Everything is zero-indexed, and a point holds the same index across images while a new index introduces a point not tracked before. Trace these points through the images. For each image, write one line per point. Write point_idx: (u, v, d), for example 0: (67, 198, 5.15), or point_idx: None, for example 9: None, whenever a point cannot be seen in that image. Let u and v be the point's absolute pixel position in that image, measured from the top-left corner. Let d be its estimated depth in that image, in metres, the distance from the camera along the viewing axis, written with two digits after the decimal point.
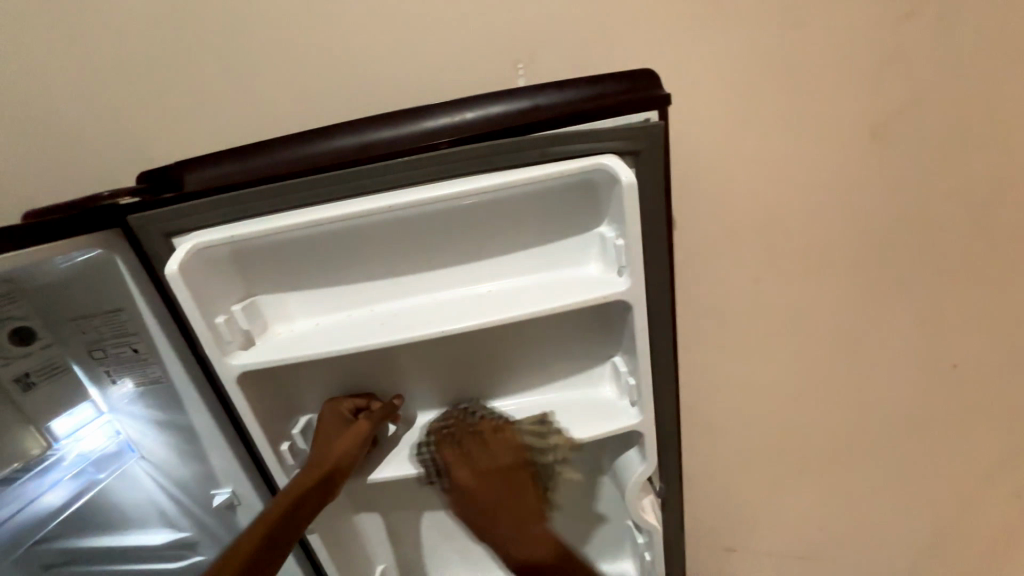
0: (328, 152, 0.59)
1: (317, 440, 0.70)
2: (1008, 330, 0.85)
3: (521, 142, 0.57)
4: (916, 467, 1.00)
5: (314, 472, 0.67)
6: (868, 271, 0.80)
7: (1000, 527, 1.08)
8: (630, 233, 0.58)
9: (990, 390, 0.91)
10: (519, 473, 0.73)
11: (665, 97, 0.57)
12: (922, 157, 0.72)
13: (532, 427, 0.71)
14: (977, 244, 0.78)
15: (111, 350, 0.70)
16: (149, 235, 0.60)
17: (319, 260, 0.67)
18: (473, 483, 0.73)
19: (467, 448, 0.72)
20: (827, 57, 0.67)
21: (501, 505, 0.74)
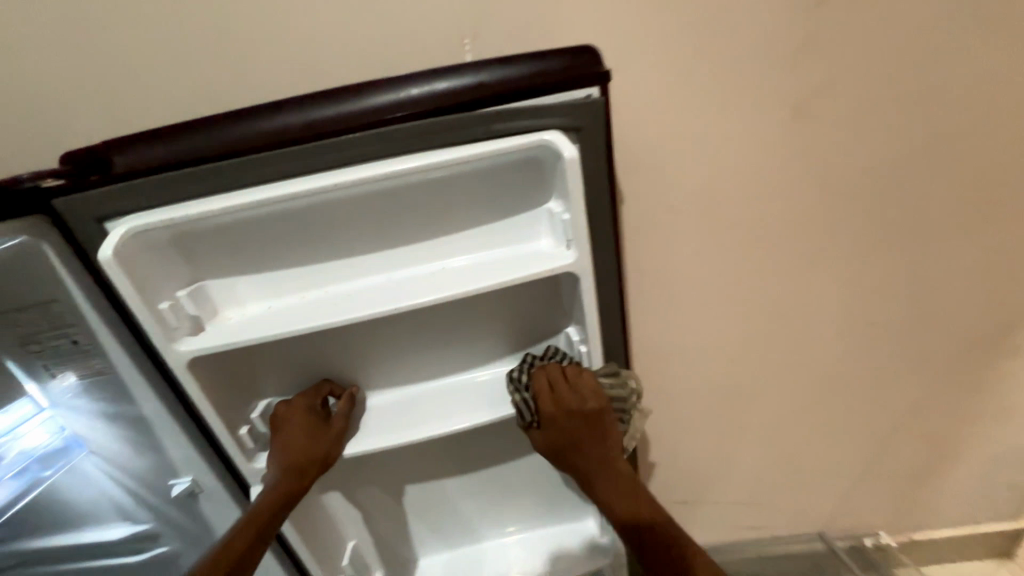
0: (268, 131, 0.58)
1: (286, 444, 0.68)
2: (921, 288, 0.95)
3: (465, 120, 0.58)
4: (844, 416, 1.11)
5: (294, 474, 0.67)
6: (797, 240, 0.87)
7: (913, 467, 1.22)
8: (575, 205, 0.61)
9: (903, 346, 1.02)
10: (604, 418, 0.70)
11: (604, 75, 0.59)
12: (843, 131, 0.78)
13: (607, 375, 0.71)
14: (894, 211, 0.86)
15: (48, 343, 0.67)
16: (79, 220, 0.57)
17: (267, 243, 0.66)
18: (558, 426, 0.69)
19: (559, 388, 0.70)
20: (758, 34, 0.70)
21: (579, 447, 0.69)
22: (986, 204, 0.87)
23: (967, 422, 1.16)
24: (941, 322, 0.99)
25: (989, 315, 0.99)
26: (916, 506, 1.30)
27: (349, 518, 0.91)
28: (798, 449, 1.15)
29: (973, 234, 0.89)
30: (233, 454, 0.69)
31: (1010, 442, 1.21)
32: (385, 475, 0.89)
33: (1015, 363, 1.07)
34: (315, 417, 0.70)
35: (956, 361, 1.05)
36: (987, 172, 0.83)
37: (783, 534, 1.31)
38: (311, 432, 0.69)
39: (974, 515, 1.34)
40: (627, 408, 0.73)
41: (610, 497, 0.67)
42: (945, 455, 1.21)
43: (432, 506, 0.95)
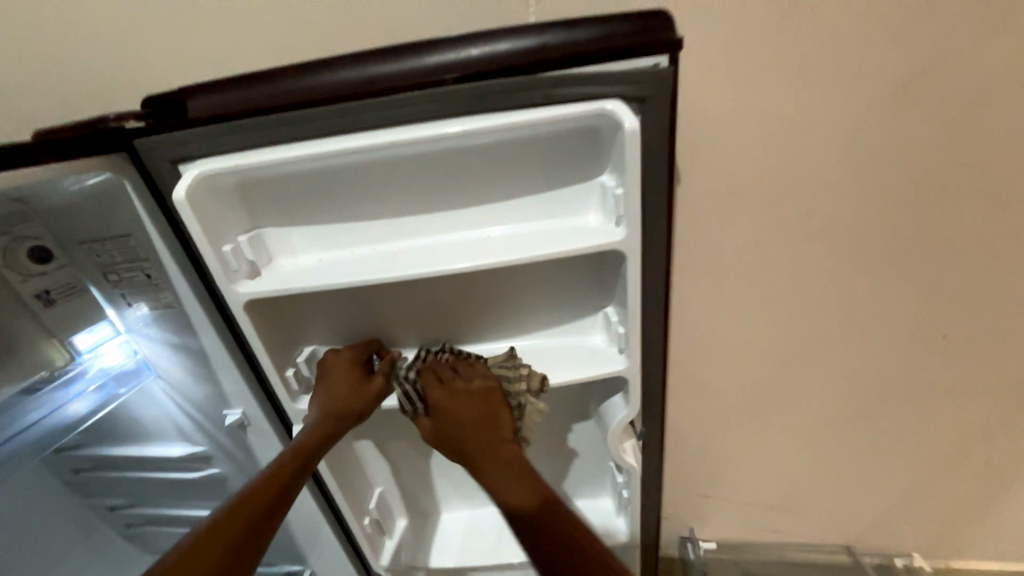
0: (330, 84, 0.59)
1: (331, 390, 0.72)
2: (1005, 304, 0.86)
3: (524, 82, 0.56)
4: (891, 431, 1.04)
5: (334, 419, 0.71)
6: (868, 237, 0.80)
7: (964, 494, 1.14)
8: (630, 181, 0.58)
9: (974, 364, 0.93)
10: (471, 393, 0.69)
11: (677, 42, 0.56)
12: (942, 121, 0.69)
13: (501, 361, 0.73)
14: (986, 214, 0.77)
15: (126, 275, 0.73)
16: (158, 161, 0.61)
17: (323, 197, 0.68)
18: (448, 408, 0.68)
19: (441, 378, 0.71)
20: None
21: (473, 428, 0.68)
22: None
23: None
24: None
25: None
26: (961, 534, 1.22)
27: (378, 467, 0.97)
28: (837, 460, 1.10)
29: None
30: (279, 393, 0.74)
31: None
32: (412, 431, 0.93)
33: None
34: (359, 370, 0.74)
35: None
36: None
37: (806, 540, 1.27)
38: (354, 385, 0.72)
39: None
40: (526, 393, 0.71)
41: (492, 479, 0.64)
42: (1003, 485, 1.12)
43: (457, 466, 0.99)
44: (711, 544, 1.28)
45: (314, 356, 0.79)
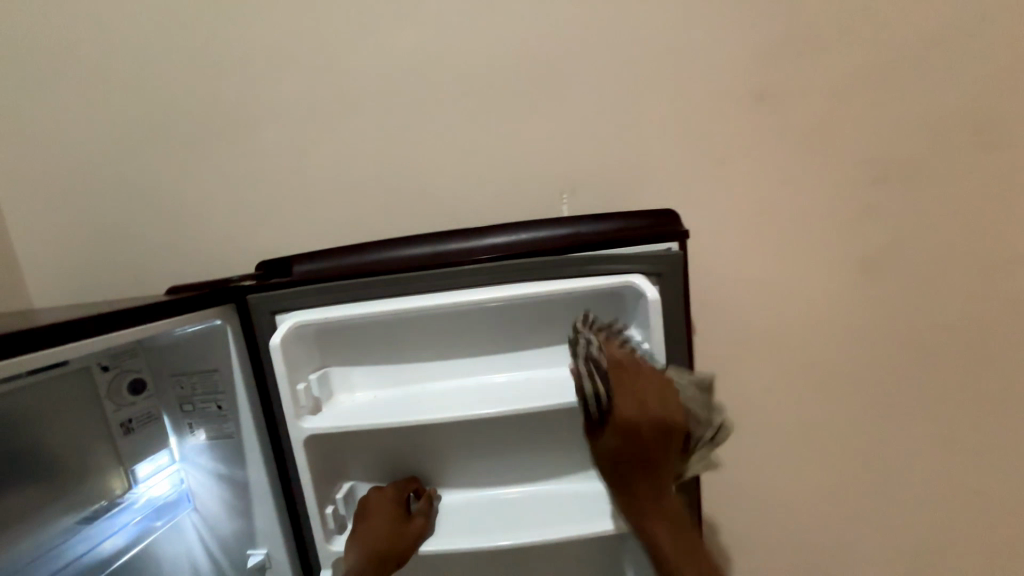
0: (409, 257, 0.74)
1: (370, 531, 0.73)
2: (998, 442, 0.94)
3: (566, 260, 0.69)
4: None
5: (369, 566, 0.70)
6: (839, 376, 0.95)
7: None
8: (656, 338, 0.68)
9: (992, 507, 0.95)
10: (670, 448, 0.64)
11: (682, 233, 0.72)
12: None
13: (693, 394, 0.67)
14: (938, 358, 0.93)
15: (199, 405, 0.82)
16: (257, 312, 0.74)
17: (386, 342, 0.78)
18: (625, 377, 0.64)
19: (637, 383, 0.64)
20: (792, 209, 0.92)
21: (637, 385, 0.64)
22: None
23: None
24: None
25: None
26: None
27: None
28: None
29: None
30: (316, 533, 0.75)
31: None
32: None
33: None
34: (398, 511, 0.75)
35: None
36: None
37: None
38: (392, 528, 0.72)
39: None
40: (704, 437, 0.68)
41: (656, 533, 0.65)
42: None
43: None
44: None
45: (352, 492, 0.81)
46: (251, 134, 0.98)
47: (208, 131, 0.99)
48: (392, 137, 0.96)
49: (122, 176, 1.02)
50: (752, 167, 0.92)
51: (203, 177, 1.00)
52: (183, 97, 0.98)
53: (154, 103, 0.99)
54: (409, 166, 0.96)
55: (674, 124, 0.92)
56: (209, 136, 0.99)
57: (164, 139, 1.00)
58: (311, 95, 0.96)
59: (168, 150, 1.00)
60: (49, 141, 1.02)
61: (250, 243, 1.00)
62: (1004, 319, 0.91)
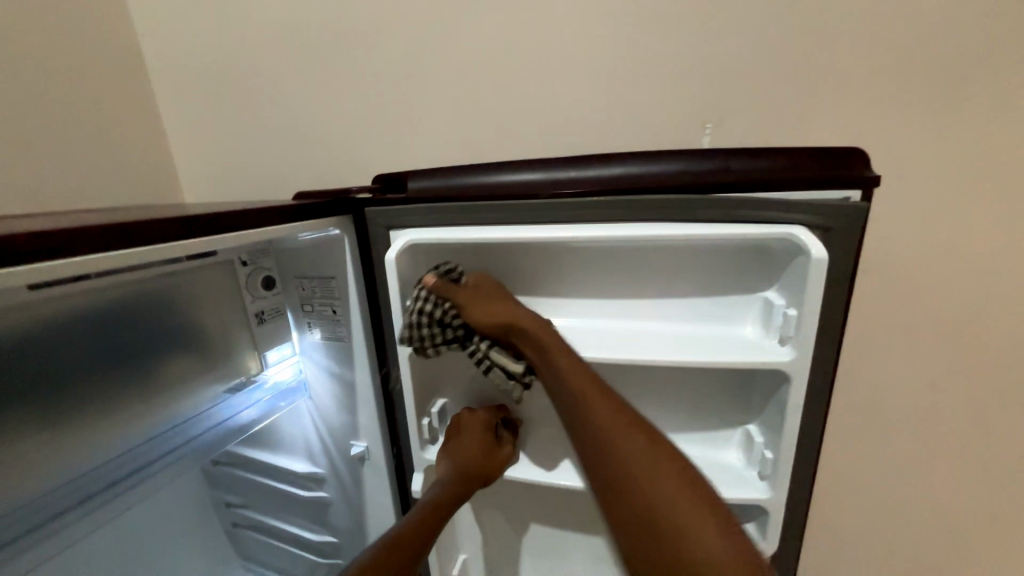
0: (528, 182, 0.69)
1: (466, 448, 0.76)
2: None
3: (712, 201, 0.59)
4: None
5: (462, 479, 0.73)
6: (976, 363, 0.86)
7: None
8: (809, 304, 0.57)
9: None
10: (556, 335, 0.65)
11: (872, 180, 0.57)
12: None
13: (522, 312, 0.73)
14: None
15: (316, 307, 0.88)
16: (373, 225, 0.74)
17: (491, 270, 0.76)
18: (475, 290, 0.70)
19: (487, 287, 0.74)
20: (979, 171, 0.77)
21: (490, 299, 0.69)
22: None
23: None
24: None
25: None
26: None
27: (467, 532, 0.95)
28: None
29: None
30: (413, 439, 0.80)
31: None
32: (511, 502, 0.92)
33: None
34: (490, 434, 0.77)
35: None
36: None
37: None
38: (485, 449, 0.75)
39: None
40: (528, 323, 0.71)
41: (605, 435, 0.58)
42: None
43: (534, 546, 0.94)
44: None
45: (444, 410, 0.85)
46: (369, 42, 0.96)
47: (329, 39, 0.98)
48: (516, 50, 0.89)
49: (253, 80, 1.06)
50: (940, 113, 0.76)
51: (324, 85, 1.01)
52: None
53: (279, 6, 0.99)
54: (529, 85, 0.90)
55: (848, 52, 0.77)
56: (331, 42, 0.98)
57: (288, 46, 1.01)
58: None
59: (293, 55, 1.01)
60: (194, 45, 1.09)
61: (365, 157, 1.03)
62: None
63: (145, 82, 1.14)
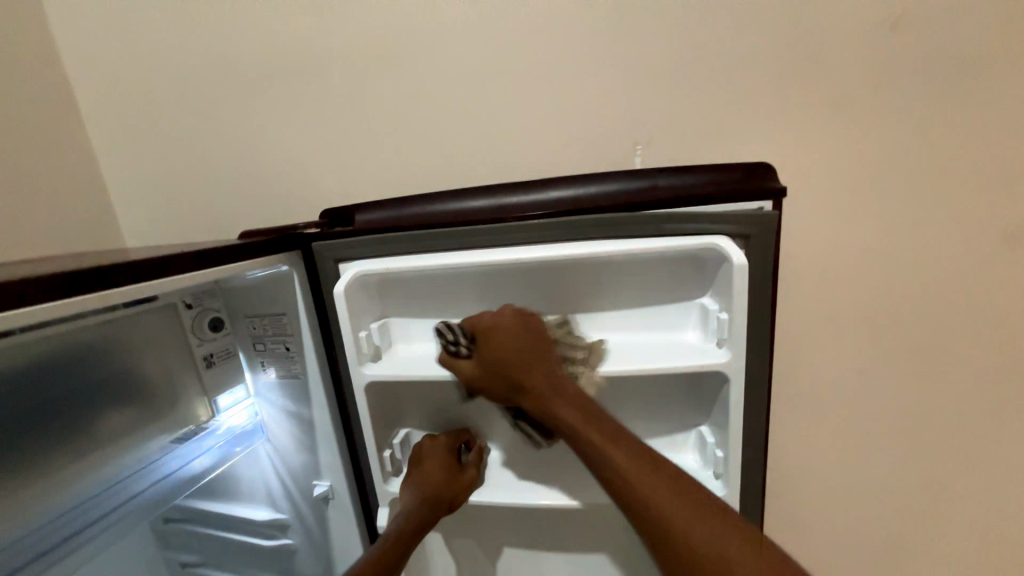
0: (471, 209, 0.71)
1: (427, 472, 0.75)
2: None
3: (640, 218, 0.63)
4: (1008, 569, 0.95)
5: (425, 504, 0.72)
6: None
7: None
8: (736, 308, 0.62)
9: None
10: (577, 397, 0.65)
11: (778, 192, 0.63)
12: None
13: (558, 333, 0.70)
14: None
15: (269, 345, 0.86)
16: (322, 259, 0.75)
17: (443, 296, 0.77)
18: (507, 350, 0.67)
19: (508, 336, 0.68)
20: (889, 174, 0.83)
21: (527, 355, 0.67)
22: None
23: None
24: None
25: None
26: None
27: (440, 564, 0.93)
28: None
29: None
30: (375, 472, 0.78)
31: None
32: (484, 528, 0.91)
33: None
34: (453, 457, 0.77)
35: None
36: None
37: None
38: (449, 472, 0.75)
39: None
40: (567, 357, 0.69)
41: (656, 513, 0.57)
42: None
43: (511, 571, 0.92)
44: None
45: (407, 439, 0.84)
46: (311, 80, 0.97)
47: (270, 78, 0.99)
48: (457, 80, 0.91)
49: (195, 121, 1.05)
50: None
51: (270, 123, 1.01)
52: (248, 38, 0.98)
53: (218, 47, 1.00)
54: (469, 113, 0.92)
55: None
56: (274, 79, 0.99)
57: (229, 85, 1.01)
58: (374, 36, 0.93)
59: (237, 94, 1.01)
60: (131, 87, 1.07)
61: (312, 191, 1.02)
62: None
63: (81, 128, 1.11)
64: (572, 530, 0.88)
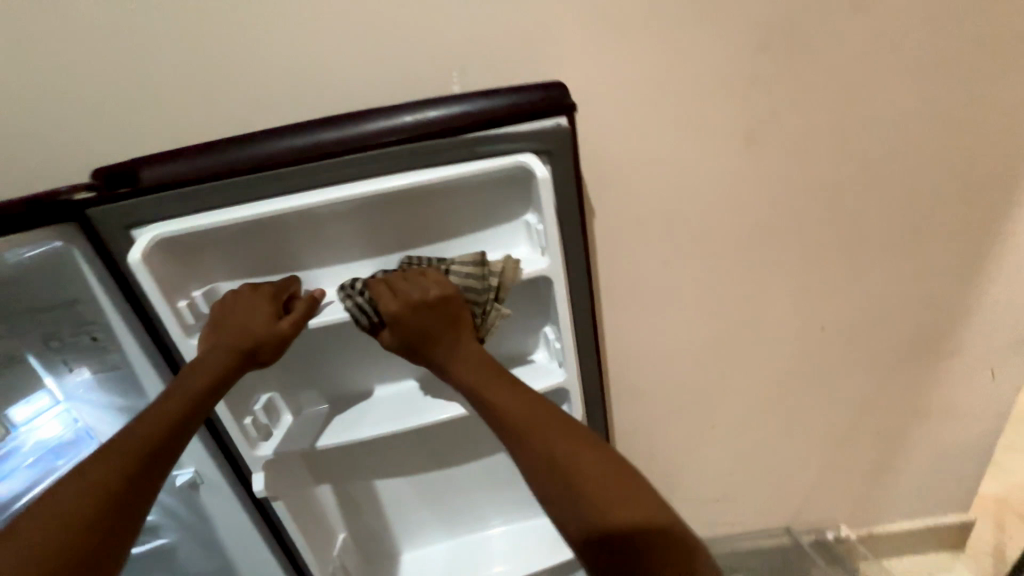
0: (280, 151, 0.66)
1: (234, 318, 0.67)
2: (881, 304, 0.99)
3: (450, 145, 0.67)
4: (816, 422, 1.14)
5: (225, 355, 0.66)
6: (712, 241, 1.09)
7: (889, 475, 1.24)
8: (547, 217, 0.70)
9: (864, 362, 1.06)
10: (481, 364, 0.67)
11: (571, 108, 0.69)
12: (792, 157, 0.83)
13: (472, 269, 0.70)
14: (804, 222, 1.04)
15: (67, 340, 0.74)
16: (110, 228, 0.65)
17: (277, 250, 0.74)
18: (425, 328, 0.68)
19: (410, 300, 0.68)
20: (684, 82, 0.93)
21: (442, 334, 0.68)
22: (935, 224, 0.91)
23: (936, 433, 1.18)
24: (903, 339, 1.03)
25: (951, 333, 1.03)
26: (893, 517, 1.32)
27: (338, 510, 0.98)
28: (774, 453, 1.18)
29: (928, 244, 0.93)
30: (237, 441, 0.75)
31: (976, 459, 1.23)
32: (370, 463, 0.96)
33: (976, 380, 1.10)
34: (270, 306, 0.68)
35: (925, 375, 1.09)
36: (931, 196, 0.88)
37: (750, 529, 1.31)
38: (257, 321, 0.67)
39: (958, 533, 1.34)
40: (483, 301, 0.71)
41: (577, 487, 0.56)
42: (919, 463, 1.22)
43: (405, 493, 1.01)
44: None
45: (272, 403, 0.83)
46: None
47: None
48: None
49: None
50: None
51: None
52: None
53: None
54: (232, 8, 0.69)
55: None
56: None
57: None
58: None
59: None
60: None
61: None
62: (919, 187, 0.87)
63: None
64: (454, 443, 0.97)
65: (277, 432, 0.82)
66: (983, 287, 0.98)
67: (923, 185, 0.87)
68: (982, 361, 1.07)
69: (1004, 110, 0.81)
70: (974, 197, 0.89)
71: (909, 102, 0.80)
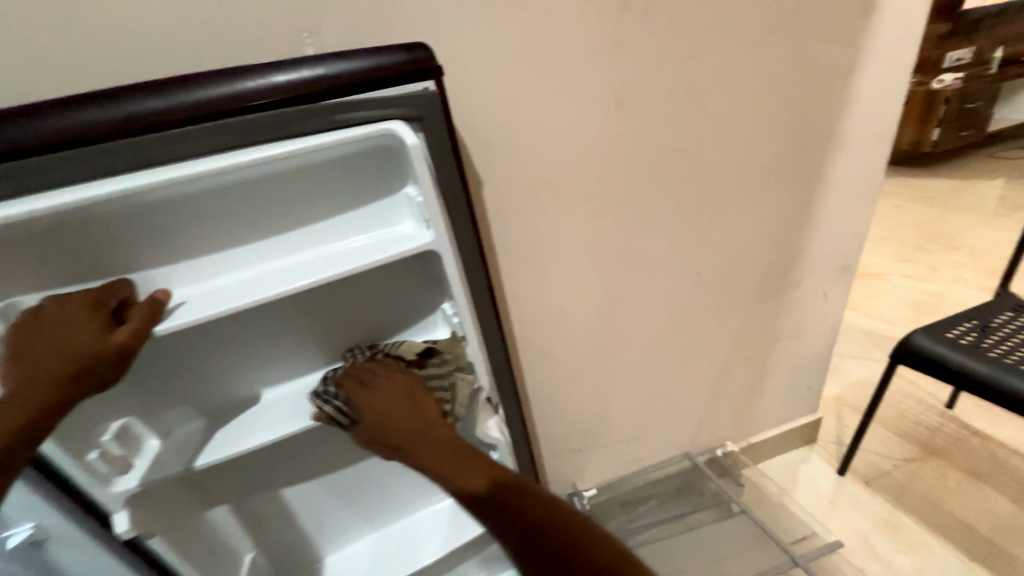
0: (81, 125, 0.54)
1: (46, 338, 0.55)
2: (740, 247, 1.13)
3: (305, 114, 0.60)
4: (700, 357, 1.29)
5: (45, 385, 0.54)
6: None
7: (759, 392, 1.46)
8: (424, 188, 0.65)
9: (732, 299, 1.21)
10: (436, 432, 0.71)
11: (437, 71, 0.66)
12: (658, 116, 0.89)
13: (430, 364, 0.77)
14: None
15: None
16: None
17: (103, 248, 0.62)
18: (388, 402, 0.72)
19: (377, 399, 0.72)
20: None
21: (403, 409, 0.72)
22: (776, 172, 1.05)
23: (790, 351, 1.41)
24: (760, 275, 1.20)
25: (793, 266, 1.23)
26: (766, 427, 1.56)
27: (241, 531, 0.89)
28: (669, 390, 1.32)
29: (771, 191, 1.08)
30: (82, 482, 0.63)
31: (820, 368, 1.50)
32: (270, 471, 0.88)
33: (815, 303, 1.32)
34: (95, 320, 0.57)
35: (778, 304, 1.28)
36: (771, 148, 1.01)
37: (658, 461, 1.46)
38: (79, 337, 0.55)
39: (811, 430, 1.64)
40: (449, 367, 0.77)
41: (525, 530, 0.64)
42: (780, 378, 1.46)
43: (317, 495, 0.94)
44: (593, 490, 1.41)
45: (125, 430, 0.70)
46: None
47: None
48: None
49: None
50: None
51: None
52: None
53: None
54: None
55: None
56: None
57: None
58: None
59: None
60: None
61: None
62: (761, 141, 1.00)
63: None
64: None
65: (139, 462, 0.70)
66: (813, 225, 1.17)
67: (764, 139, 1.00)
68: (817, 286, 1.29)
69: (816, 71, 0.95)
70: (801, 148, 1.04)
71: (746, 63, 0.90)
